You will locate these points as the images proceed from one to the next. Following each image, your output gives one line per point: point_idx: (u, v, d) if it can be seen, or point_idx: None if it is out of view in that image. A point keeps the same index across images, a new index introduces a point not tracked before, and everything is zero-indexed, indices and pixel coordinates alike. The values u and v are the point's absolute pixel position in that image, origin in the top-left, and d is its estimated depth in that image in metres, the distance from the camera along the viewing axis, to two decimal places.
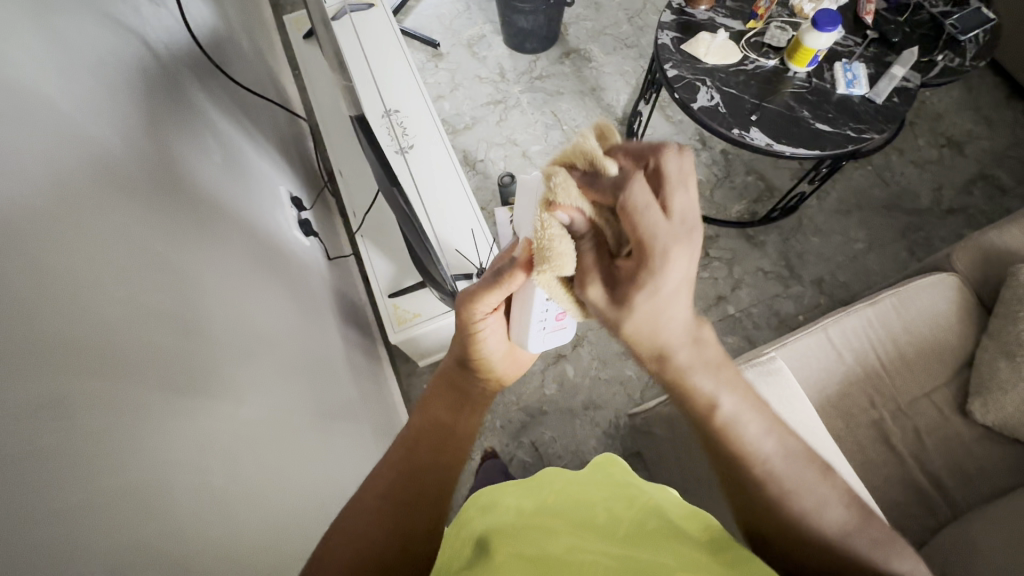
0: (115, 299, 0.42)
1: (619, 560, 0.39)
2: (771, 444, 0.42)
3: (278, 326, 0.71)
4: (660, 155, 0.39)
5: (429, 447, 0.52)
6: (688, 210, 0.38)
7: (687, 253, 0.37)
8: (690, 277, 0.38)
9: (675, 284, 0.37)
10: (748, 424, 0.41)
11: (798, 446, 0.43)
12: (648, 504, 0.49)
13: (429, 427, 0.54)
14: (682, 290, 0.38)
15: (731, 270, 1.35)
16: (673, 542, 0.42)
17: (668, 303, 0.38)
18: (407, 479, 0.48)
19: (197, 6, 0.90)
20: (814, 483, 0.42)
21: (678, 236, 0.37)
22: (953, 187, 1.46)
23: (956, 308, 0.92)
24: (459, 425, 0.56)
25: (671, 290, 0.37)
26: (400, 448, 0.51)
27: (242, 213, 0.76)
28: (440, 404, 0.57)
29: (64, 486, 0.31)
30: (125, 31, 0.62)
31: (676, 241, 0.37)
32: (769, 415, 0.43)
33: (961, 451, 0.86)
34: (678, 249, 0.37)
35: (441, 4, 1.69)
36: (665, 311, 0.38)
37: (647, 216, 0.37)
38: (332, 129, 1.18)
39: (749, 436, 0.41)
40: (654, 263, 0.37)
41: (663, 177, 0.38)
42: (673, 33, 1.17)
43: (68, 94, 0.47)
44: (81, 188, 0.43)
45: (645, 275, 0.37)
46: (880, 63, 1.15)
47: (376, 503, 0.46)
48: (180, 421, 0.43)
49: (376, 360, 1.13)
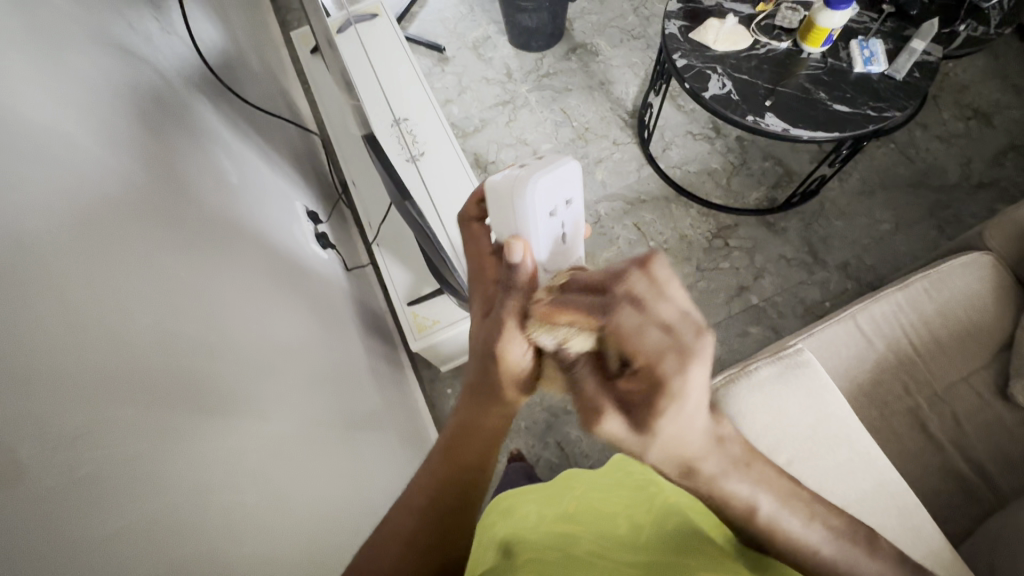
0: (145, 325, 0.43)
1: (640, 560, 0.41)
2: (816, 532, 0.45)
3: (301, 343, 0.72)
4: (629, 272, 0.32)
5: (458, 493, 0.49)
6: (686, 309, 0.31)
7: (704, 371, 0.30)
8: (708, 389, 0.32)
9: (698, 401, 0.32)
10: (790, 518, 0.44)
11: (839, 526, 0.46)
12: (668, 503, 0.49)
13: (457, 474, 0.49)
14: (701, 410, 0.33)
15: (752, 258, 1.32)
16: (698, 541, 0.44)
17: (691, 421, 0.33)
18: (430, 512, 0.48)
19: (207, 30, 0.92)
20: (760, 474, 0.42)
21: (688, 347, 0.30)
22: (983, 160, 1.41)
23: (991, 287, 0.89)
24: (485, 472, 0.50)
25: (692, 411, 0.32)
26: (423, 494, 0.49)
27: (261, 233, 0.77)
28: (468, 448, 0.49)
29: (101, 514, 0.32)
30: (137, 62, 0.63)
31: (691, 352, 0.30)
32: (810, 505, 0.45)
33: (1003, 435, 0.83)
34: (697, 364, 0.30)
35: (445, 8, 1.70)
36: (689, 432, 0.34)
37: (646, 333, 0.30)
38: (345, 141, 1.20)
39: (794, 528, 0.44)
40: (672, 383, 0.30)
41: (641, 291, 0.31)
42: (680, 22, 1.15)
43: (83, 128, 0.48)
44: (101, 217, 0.44)
45: (665, 401, 0.31)
46: (898, 38, 1.11)
47: (397, 548, 0.46)
48: (211, 441, 0.44)
49: (399, 368, 1.14)
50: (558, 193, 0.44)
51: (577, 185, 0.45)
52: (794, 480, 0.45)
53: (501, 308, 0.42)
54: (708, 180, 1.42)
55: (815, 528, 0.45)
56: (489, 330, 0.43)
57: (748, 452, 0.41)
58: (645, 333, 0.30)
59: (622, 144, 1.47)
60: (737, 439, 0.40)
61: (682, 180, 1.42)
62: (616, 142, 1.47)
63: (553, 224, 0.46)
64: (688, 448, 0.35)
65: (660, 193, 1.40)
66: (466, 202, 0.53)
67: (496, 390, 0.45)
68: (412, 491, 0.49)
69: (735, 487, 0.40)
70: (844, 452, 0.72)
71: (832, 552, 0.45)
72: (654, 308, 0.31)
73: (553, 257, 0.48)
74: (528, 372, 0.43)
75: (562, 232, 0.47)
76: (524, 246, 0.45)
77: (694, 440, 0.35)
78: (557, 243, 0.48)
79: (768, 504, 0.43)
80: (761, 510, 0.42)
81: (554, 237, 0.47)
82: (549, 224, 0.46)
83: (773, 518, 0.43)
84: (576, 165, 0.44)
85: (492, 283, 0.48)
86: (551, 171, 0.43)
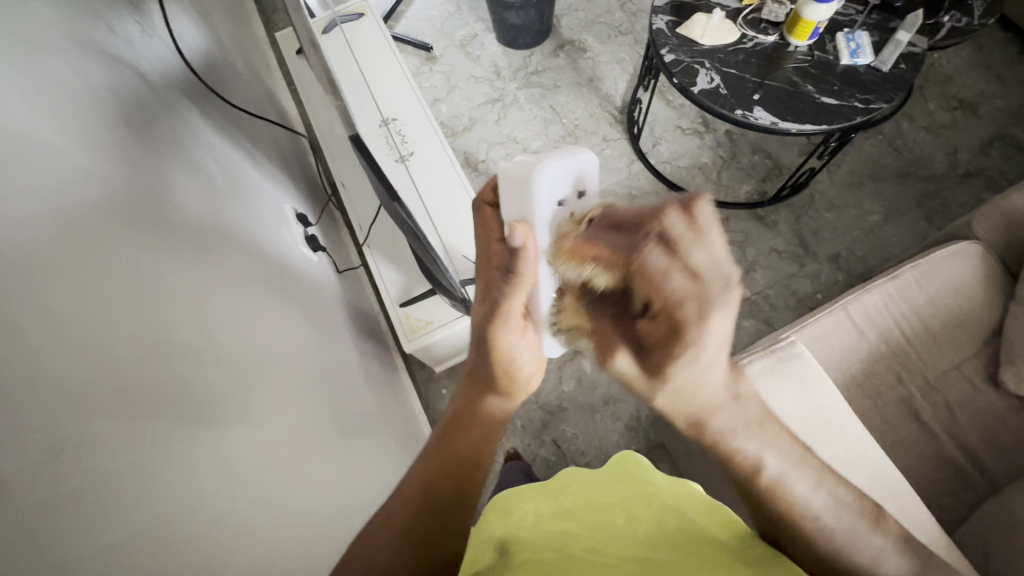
0: (131, 334, 0.42)
1: (639, 559, 0.40)
2: (822, 499, 0.44)
3: (292, 348, 0.71)
4: (662, 220, 0.33)
5: (449, 490, 0.48)
6: (716, 266, 0.32)
7: (726, 320, 0.32)
8: (728, 337, 0.34)
9: (717, 348, 0.34)
10: (795, 482, 0.43)
11: (846, 495, 0.45)
12: (666, 503, 0.49)
13: (449, 465, 0.49)
14: (719, 357, 0.35)
15: (744, 252, 1.32)
16: (698, 540, 0.43)
17: (710, 367, 0.35)
18: (423, 508, 0.47)
19: (190, 33, 0.91)
20: (771, 435, 0.42)
21: (711, 299, 0.32)
22: (969, 149, 1.42)
23: (980, 276, 0.89)
24: (485, 459, 0.52)
25: (712, 355, 0.34)
26: (418, 487, 0.48)
27: (249, 237, 0.76)
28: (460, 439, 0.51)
29: (89, 529, 0.32)
30: (119, 66, 0.62)
31: (713, 307, 0.32)
32: (817, 470, 0.45)
33: (994, 422, 0.84)
34: (718, 317, 0.32)
35: (431, 6, 1.69)
36: (707, 374, 0.36)
37: (668, 286, 0.32)
38: (333, 142, 1.19)
39: (798, 493, 0.43)
40: (689, 334, 0.33)
41: (676, 236, 0.32)
42: (667, 17, 1.15)
43: (64, 134, 0.47)
44: (84, 224, 0.43)
45: (682, 347, 0.33)
46: (884, 29, 1.12)
47: (392, 541, 0.45)
48: (201, 450, 0.44)
49: (393, 370, 1.14)
50: (567, 180, 0.45)
51: (593, 177, 0.46)
52: (806, 447, 0.45)
53: (505, 291, 0.47)
54: (698, 175, 1.42)
55: (821, 494, 0.44)
56: (491, 311, 0.49)
57: (762, 411, 0.42)
58: (666, 288, 0.32)
59: (612, 140, 1.47)
60: (753, 396, 0.41)
61: (673, 176, 1.42)
62: (606, 138, 1.47)
63: (562, 212, 0.46)
64: (700, 394, 0.37)
65: (651, 189, 1.40)
66: (483, 187, 0.54)
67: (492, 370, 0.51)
68: (405, 484, 0.49)
69: (741, 443, 0.41)
70: (839, 443, 0.72)
71: (831, 523, 0.44)
72: (687, 259, 0.32)
73: (559, 248, 0.48)
74: (518, 352, 0.50)
75: (569, 225, 0.47)
76: (528, 232, 0.44)
77: (707, 387, 0.37)
78: (564, 231, 0.48)
79: (774, 465, 0.42)
80: (766, 470, 0.42)
81: (561, 227, 0.47)
82: (556, 213, 0.46)
83: (778, 479, 0.43)
84: (592, 157, 0.45)
85: (495, 269, 0.51)
86: (564, 158, 0.44)
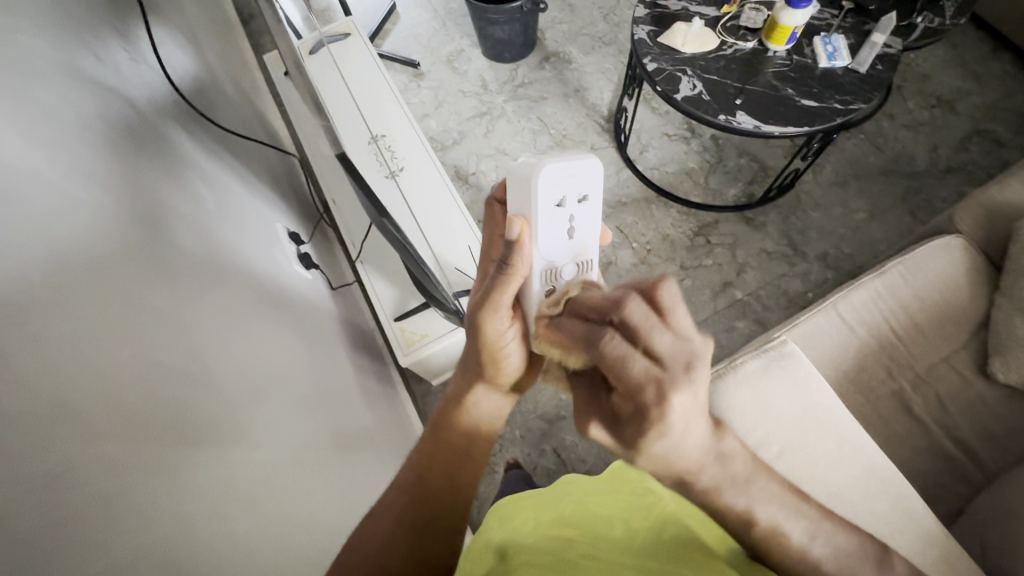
0: (123, 358, 0.42)
1: (636, 569, 0.41)
2: (820, 546, 0.43)
3: (287, 365, 0.71)
4: (623, 308, 0.34)
5: (441, 476, 0.54)
6: (677, 348, 0.33)
7: (690, 393, 0.32)
8: (699, 406, 0.33)
9: (687, 421, 0.33)
10: (790, 528, 0.43)
11: (848, 543, 0.45)
12: (666, 514, 0.50)
13: (440, 456, 0.54)
14: (693, 422, 0.34)
15: (735, 254, 1.34)
16: (695, 551, 0.44)
17: (682, 438, 0.34)
18: (417, 492, 0.53)
19: (178, 58, 0.92)
20: (759, 488, 0.42)
21: (672, 380, 0.32)
22: (949, 145, 1.44)
23: (964, 269, 0.91)
24: (475, 453, 0.56)
25: (683, 427, 0.33)
26: (411, 474, 0.54)
27: (241, 257, 0.77)
28: (449, 431, 0.56)
29: (83, 553, 0.32)
30: (109, 94, 0.63)
31: (672, 387, 0.32)
32: (811, 516, 0.45)
33: (986, 413, 0.85)
34: (679, 397, 0.32)
35: (417, 24, 1.71)
36: (684, 443, 0.34)
37: (629, 370, 0.32)
38: (323, 161, 1.20)
39: (795, 541, 0.43)
40: (653, 413, 0.32)
41: (636, 325, 0.34)
42: (648, 27, 1.17)
43: (53, 163, 0.47)
44: (74, 252, 0.44)
45: (649, 427, 0.32)
46: (859, 32, 1.14)
47: (387, 524, 0.51)
48: (197, 472, 0.44)
49: (390, 385, 1.14)
50: (567, 181, 0.46)
51: (595, 182, 0.47)
52: (797, 494, 0.45)
53: (499, 281, 0.48)
54: (686, 180, 1.44)
55: (818, 540, 0.44)
56: (482, 303, 0.49)
57: (749, 466, 0.41)
58: (626, 374, 0.32)
59: (600, 149, 1.49)
60: (738, 454, 0.40)
61: (661, 181, 1.44)
62: (594, 147, 1.49)
63: (561, 213, 0.47)
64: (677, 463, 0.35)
65: (640, 195, 1.42)
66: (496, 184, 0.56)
67: (480, 364, 0.54)
68: (400, 473, 0.55)
69: (731, 498, 0.40)
70: (833, 440, 0.73)
71: (837, 566, 0.43)
72: (648, 342, 0.33)
73: (558, 248, 0.49)
74: (506, 342, 0.51)
75: (570, 227, 0.48)
76: (525, 224, 0.46)
77: (685, 457, 0.35)
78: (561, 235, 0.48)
79: (768, 516, 0.42)
80: (757, 520, 0.42)
81: (561, 227, 0.48)
82: (557, 214, 0.47)
83: (773, 527, 0.42)
84: (598, 163, 0.46)
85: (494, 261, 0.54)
86: (567, 160, 0.45)
